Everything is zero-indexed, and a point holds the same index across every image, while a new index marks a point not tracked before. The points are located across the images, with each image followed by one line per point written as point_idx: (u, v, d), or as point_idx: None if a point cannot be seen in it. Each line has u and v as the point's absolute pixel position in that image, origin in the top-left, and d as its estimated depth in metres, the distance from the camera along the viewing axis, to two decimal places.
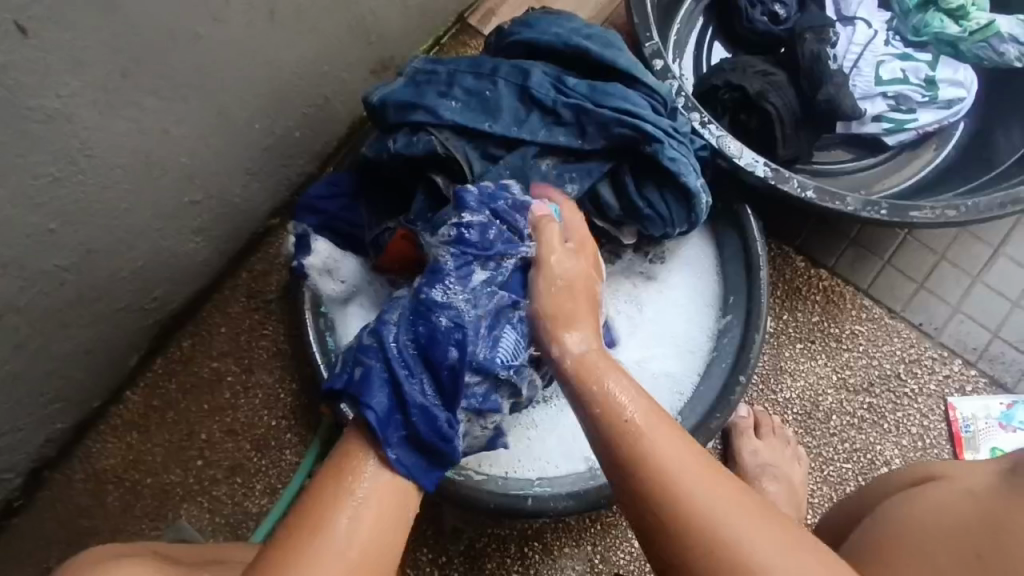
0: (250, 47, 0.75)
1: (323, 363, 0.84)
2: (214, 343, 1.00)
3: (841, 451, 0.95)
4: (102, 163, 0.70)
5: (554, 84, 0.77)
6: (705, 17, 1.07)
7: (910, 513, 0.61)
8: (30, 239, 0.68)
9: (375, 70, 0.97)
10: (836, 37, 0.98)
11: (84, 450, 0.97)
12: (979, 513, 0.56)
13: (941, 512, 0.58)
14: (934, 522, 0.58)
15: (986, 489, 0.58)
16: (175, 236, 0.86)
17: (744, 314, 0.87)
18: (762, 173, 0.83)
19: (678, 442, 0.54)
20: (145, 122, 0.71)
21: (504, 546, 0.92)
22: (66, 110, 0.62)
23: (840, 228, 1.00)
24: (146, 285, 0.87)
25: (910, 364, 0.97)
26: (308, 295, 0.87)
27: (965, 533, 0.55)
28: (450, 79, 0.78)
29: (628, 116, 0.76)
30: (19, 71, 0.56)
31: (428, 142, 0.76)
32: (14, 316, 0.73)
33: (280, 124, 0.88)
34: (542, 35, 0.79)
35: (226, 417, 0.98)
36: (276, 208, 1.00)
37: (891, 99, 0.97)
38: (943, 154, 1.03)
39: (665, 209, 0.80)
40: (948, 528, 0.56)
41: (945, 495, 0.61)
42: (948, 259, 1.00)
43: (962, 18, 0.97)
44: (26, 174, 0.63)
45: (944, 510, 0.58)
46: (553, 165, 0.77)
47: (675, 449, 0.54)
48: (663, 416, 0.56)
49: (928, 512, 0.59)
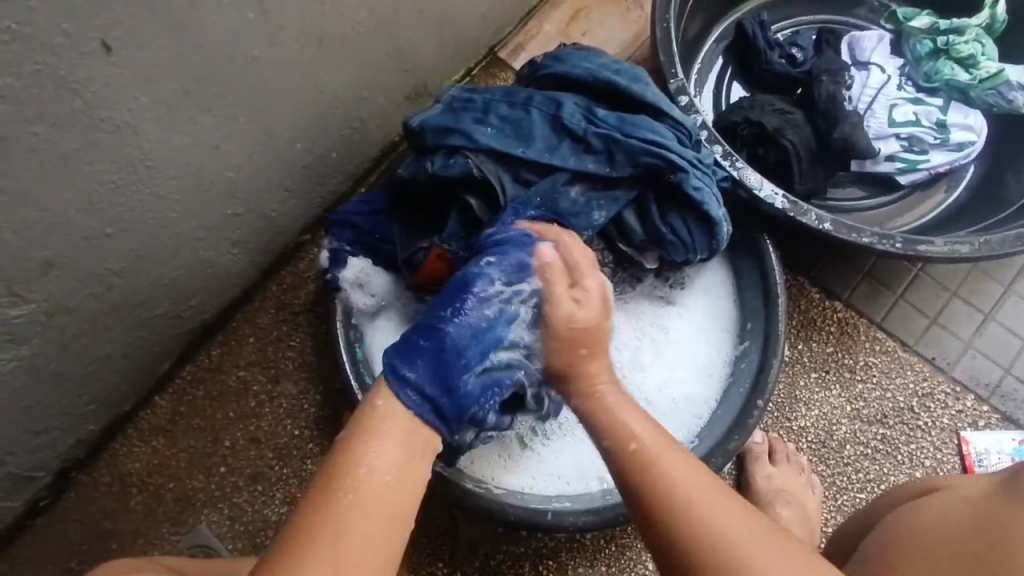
0: (301, 70, 0.80)
1: (352, 374, 0.87)
2: (242, 352, 1.03)
3: (855, 480, 0.96)
4: (159, 173, 0.74)
5: (585, 114, 0.81)
6: (724, 58, 1.12)
7: (908, 522, 0.62)
8: (87, 242, 0.72)
9: (411, 97, 1.02)
10: (851, 80, 1.02)
11: (111, 453, 0.99)
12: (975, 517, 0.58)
13: (940, 520, 0.60)
14: (934, 535, 0.59)
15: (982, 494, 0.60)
16: (215, 246, 0.90)
17: (761, 340, 0.90)
18: (780, 205, 0.87)
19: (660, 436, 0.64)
20: (201, 136, 0.75)
21: (519, 563, 0.93)
22: (133, 122, 0.67)
23: (854, 262, 1.03)
24: (184, 293, 0.91)
25: (924, 397, 0.99)
26: (339, 306, 0.90)
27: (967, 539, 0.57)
28: (487, 106, 0.82)
29: (654, 146, 0.80)
30: (99, 86, 0.61)
31: (465, 165, 0.80)
32: (64, 316, 0.76)
33: (320, 144, 0.93)
34: (573, 69, 0.84)
35: (249, 426, 1.01)
36: (310, 224, 1.04)
37: (904, 139, 1.01)
38: (953, 196, 1.06)
39: (687, 234, 0.83)
40: (950, 535, 0.58)
41: (942, 506, 0.62)
42: (961, 297, 1.02)
43: (971, 66, 1.01)
44: (92, 180, 0.67)
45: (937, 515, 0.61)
46: (582, 193, 0.81)
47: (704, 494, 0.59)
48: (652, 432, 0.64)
49: (928, 521, 0.61)
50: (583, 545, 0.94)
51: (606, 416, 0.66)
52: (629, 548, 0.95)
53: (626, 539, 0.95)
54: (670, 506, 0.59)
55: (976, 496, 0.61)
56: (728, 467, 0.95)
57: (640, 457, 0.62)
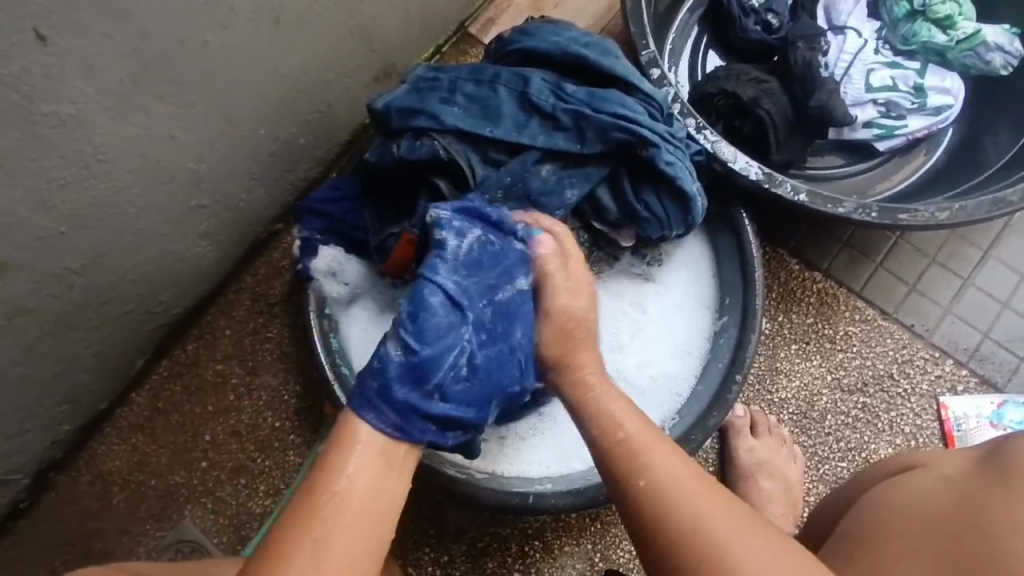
0: (258, 53, 0.77)
1: (325, 364, 0.85)
2: (218, 345, 1.01)
3: (836, 449, 0.97)
4: (114, 167, 0.72)
5: (554, 90, 0.79)
6: (699, 28, 1.09)
7: (884, 501, 0.63)
8: (42, 242, 0.70)
9: (378, 77, 0.99)
10: (827, 45, 1.00)
11: (89, 452, 0.98)
12: (957, 496, 0.58)
13: (919, 501, 0.60)
14: (913, 514, 0.59)
15: (960, 474, 0.61)
16: (181, 239, 0.87)
17: (739, 314, 0.89)
18: (755, 176, 0.86)
19: (668, 453, 0.61)
20: (155, 127, 0.72)
21: (505, 545, 0.94)
22: (80, 115, 0.64)
23: (834, 231, 1.02)
24: (152, 289, 0.89)
25: (903, 364, 0.99)
26: (313, 297, 0.88)
27: (946, 523, 0.57)
28: (453, 86, 0.80)
29: (624, 121, 0.78)
30: (37, 78, 0.59)
31: (431, 147, 0.77)
32: (26, 318, 0.75)
33: (285, 130, 0.90)
34: (542, 43, 0.82)
35: (229, 420, 1.00)
36: (282, 212, 1.02)
37: (882, 105, 1.00)
38: (932, 160, 1.05)
39: (661, 210, 0.82)
40: (932, 514, 0.58)
41: (920, 489, 0.62)
42: (940, 263, 1.02)
43: (949, 27, 1.00)
44: (41, 178, 0.65)
45: (916, 498, 0.61)
46: (554, 171, 0.79)
47: (674, 465, 0.60)
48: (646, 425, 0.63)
49: (906, 499, 0.62)
50: (569, 523, 0.95)
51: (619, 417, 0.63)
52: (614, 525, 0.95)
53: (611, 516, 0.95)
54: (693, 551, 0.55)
55: (954, 476, 0.61)
56: (710, 442, 0.95)
57: (624, 453, 0.61)
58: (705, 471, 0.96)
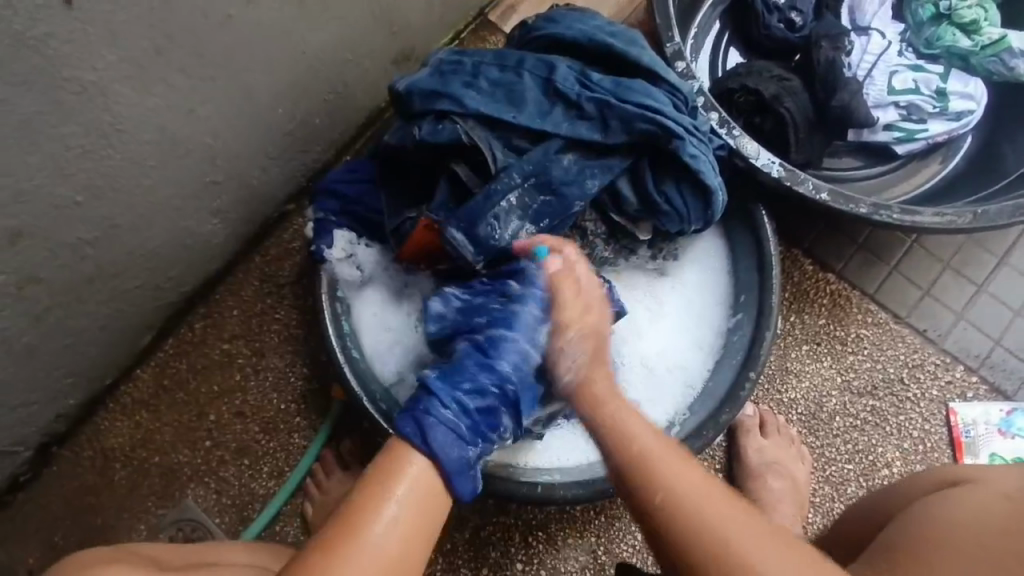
0: (282, 29, 0.76)
1: (336, 345, 0.83)
2: (226, 325, 1.00)
3: (843, 452, 0.97)
4: (132, 138, 0.70)
5: (579, 79, 0.78)
6: (721, 23, 1.08)
7: (938, 513, 0.62)
8: (57, 211, 0.69)
9: (397, 61, 0.98)
10: (851, 45, 1.00)
11: (92, 428, 0.97)
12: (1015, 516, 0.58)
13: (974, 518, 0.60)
14: (968, 528, 0.59)
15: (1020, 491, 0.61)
16: (194, 216, 0.86)
17: (755, 313, 0.88)
18: (777, 174, 0.85)
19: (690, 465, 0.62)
20: (175, 99, 0.71)
21: (509, 535, 0.93)
22: (101, 83, 0.63)
23: (848, 233, 1.02)
24: (164, 265, 0.88)
25: (913, 369, 0.99)
26: (325, 278, 0.86)
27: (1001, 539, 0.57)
28: (476, 70, 0.79)
29: (650, 112, 0.77)
30: (61, 43, 0.57)
31: (453, 130, 0.77)
32: (37, 288, 0.74)
33: (303, 110, 0.89)
34: (567, 30, 0.81)
35: (235, 399, 0.99)
36: (294, 193, 1.01)
37: (903, 108, 0.99)
38: (949, 167, 1.04)
39: (682, 204, 0.81)
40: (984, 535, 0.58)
41: (976, 502, 0.62)
42: (953, 268, 1.02)
43: (974, 32, 0.99)
44: (59, 145, 0.64)
45: (972, 510, 0.61)
46: (575, 160, 0.78)
47: (690, 480, 0.60)
48: (659, 436, 0.65)
49: (956, 515, 0.61)
50: (573, 517, 0.94)
51: (626, 445, 0.64)
52: (618, 519, 0.95)
53: (615, 510, 0.95)
54: (680, 522, 0.57)
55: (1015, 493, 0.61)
56: (718, 439, 0.95)
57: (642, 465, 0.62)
58: (711, 468, 0.96)
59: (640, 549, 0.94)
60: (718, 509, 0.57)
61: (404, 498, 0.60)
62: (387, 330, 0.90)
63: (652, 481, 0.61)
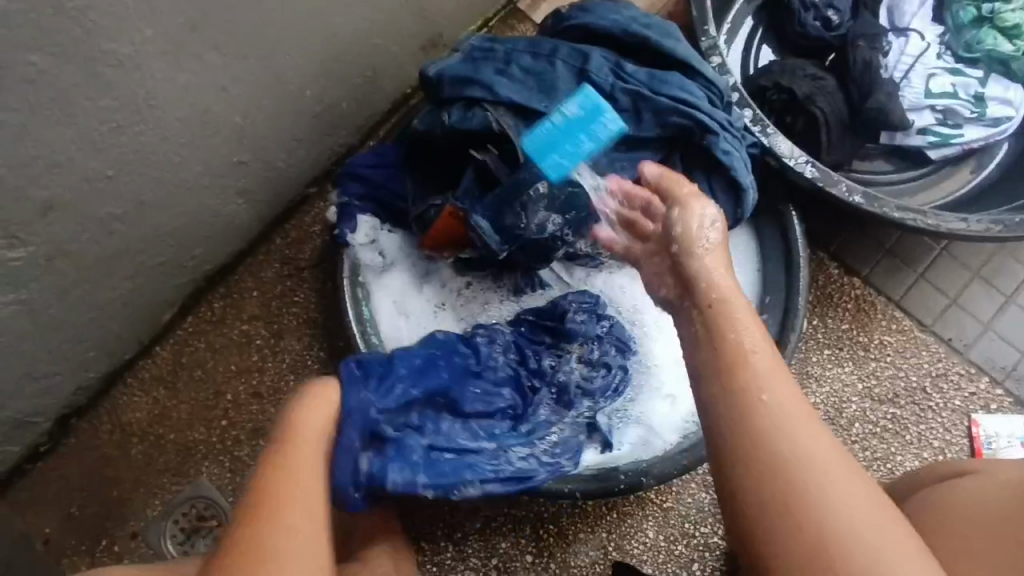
0: (317, 9, 0.76)
1: (357, 330, 0.84)
2: (245, 305, 1.01)
3: (862, 459, 0.95)
4: (164, 114, 0.70)
5: (613, 69, 0.77)
6: (755, 19, 1.06)
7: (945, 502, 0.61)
8: (87, 184, 0.69)
9: (426, 47, 0.97)
10: (888, 46, 0.98)
11: (111, 402, 0.98)
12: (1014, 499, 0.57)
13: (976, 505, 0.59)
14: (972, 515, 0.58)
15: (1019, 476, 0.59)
16: (220, 195, 0.86)
17: (780, 314, 0.87)
18: (810, 174, 0.84)
19: (815, 433, 0.50)
20: (208, 76, 0.71)
21: (520, 527, 0.93)
22: (137, 57, 0.63)
23: (875, 238, 1.00)
24: (188, 242, 0.88)
25: (937, 378, 0.97)
26: (347, 264, 0.86)
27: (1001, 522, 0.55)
28: (509, 57, 0.78)
29: (683, 106, 0.76)
30: (100, 15, 0.57)
31: (484, 117, 0.76)
32: (64, 261, 0.74)
33: (331, 93, 0.89)
34: (602, 20, 0.79)
35: (252, 380, 0.99)
36: (317, 176, 1.01)
37: (939, 112, 0.98)
38: (984, 175, 1.01)
39: (713, 200, 0.79)
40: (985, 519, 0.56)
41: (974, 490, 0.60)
42: (981, 277, 1.00)
43: (1015, 37, 0.97)
44: (92, 118, 0.64)
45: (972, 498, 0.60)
46: (606, 152, 0.77)
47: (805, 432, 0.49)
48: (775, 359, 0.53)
49: (962, 503, 0.60)
50: (585, 511, 0.94)
51: (742, 360, 0.53)
52: (629, 516, 0.94)
53: (627, 507, 0.94)
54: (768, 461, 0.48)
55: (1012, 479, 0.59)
56: None
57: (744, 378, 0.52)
58: None
59: (651, 546, 0.94)
60: (821, 455, 0.48)
61: (312, 442, 0.61)
62: (406, 314, 0.90)
63: (749, 408, 0.50)
